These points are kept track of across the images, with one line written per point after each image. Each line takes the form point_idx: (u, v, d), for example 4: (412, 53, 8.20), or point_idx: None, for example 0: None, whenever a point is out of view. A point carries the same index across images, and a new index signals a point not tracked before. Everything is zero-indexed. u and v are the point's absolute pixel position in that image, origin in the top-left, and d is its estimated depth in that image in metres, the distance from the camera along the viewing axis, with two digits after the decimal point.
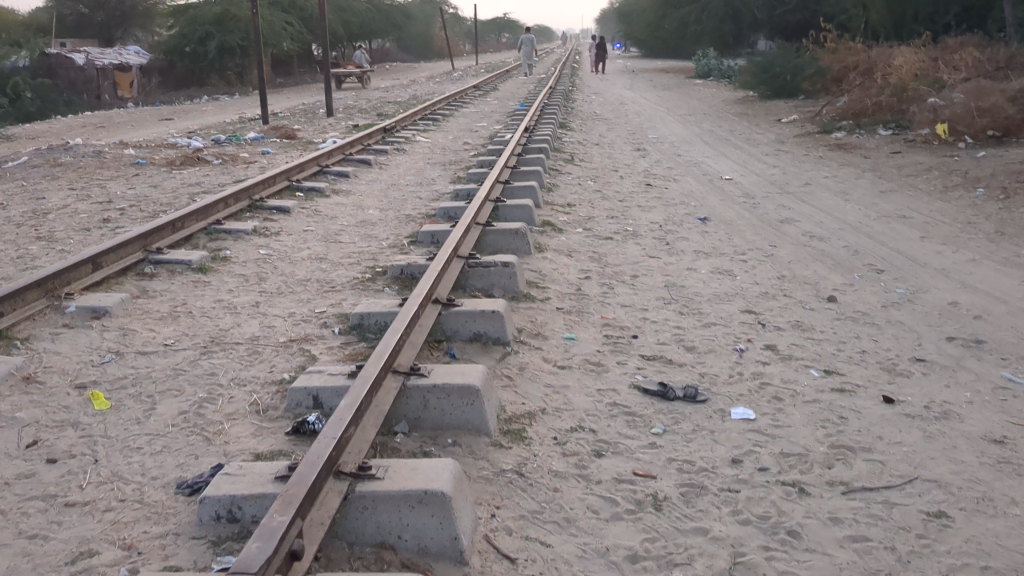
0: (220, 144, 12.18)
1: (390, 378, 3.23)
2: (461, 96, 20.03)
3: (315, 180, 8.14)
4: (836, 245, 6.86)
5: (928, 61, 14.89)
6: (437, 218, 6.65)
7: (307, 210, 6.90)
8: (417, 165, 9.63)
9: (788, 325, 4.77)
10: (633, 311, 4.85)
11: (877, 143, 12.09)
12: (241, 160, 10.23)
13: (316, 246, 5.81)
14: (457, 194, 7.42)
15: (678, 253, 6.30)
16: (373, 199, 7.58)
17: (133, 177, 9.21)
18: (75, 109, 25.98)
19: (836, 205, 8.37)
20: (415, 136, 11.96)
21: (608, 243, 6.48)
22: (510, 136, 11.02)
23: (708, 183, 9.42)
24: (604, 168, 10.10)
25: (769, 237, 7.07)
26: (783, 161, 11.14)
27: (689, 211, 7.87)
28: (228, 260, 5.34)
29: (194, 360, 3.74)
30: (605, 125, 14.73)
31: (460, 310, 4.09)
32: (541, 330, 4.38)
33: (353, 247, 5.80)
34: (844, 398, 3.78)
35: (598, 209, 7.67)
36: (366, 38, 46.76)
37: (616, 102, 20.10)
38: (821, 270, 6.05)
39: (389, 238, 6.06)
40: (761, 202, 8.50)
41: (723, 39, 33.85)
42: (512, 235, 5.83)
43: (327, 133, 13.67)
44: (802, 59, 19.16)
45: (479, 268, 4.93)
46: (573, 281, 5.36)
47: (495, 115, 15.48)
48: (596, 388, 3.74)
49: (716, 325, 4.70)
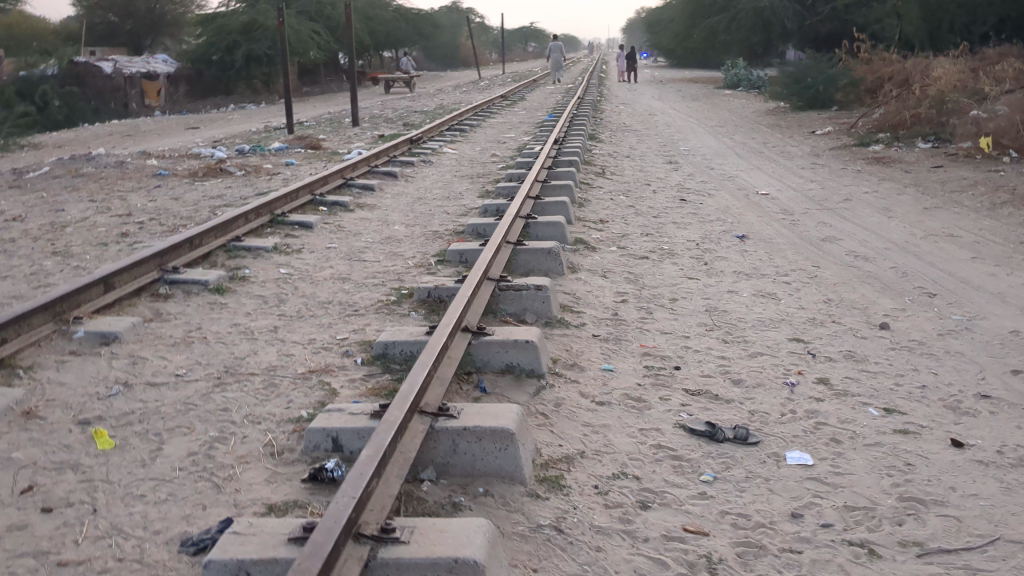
0: (244, 154, 12.00)
1: (416, 419, 2.96)
2: (488, 105, 19.81)
3: (339, 193, 7.91)
4: (883, 265, 6.54)
5: (968, 72, 14.50)
6: (465, 236, 6.39)
7: (330, 226, 6.66)
8: (444, 178, 9.38)
9: (840, 356, 4.46)
10: (674, 338, 4.56)
11: (917, 157, 11.73)
12: (264, 171, 10.03)
13: (339, 265, 5.57)
14: (485, 209, 7.17)
15: (717, 274, 6.01)
16: (398, 214, 7.34)
17: (154, 189, 9.02)
18: (102, 117, 25.98)
19: (879, 222, 8.04)
20: (441, 147, 11.72)
21: (643, 263, 6.20)
22: (539, 149, 10.76)
23: (744, 198, 9.12)
24: (636, 181, 9.82)
25: (811, 257, 6.76)
26: (820, 175, 10.82)
27: (725, 228, 7.58)
28: (246, 280, 5.10)
29: (206, 393, 3.50)
30: (636, 137, 14.44)
31: (491, 339, 3.82)
32: (577, 360, 4.11)
33: (377, 266, 5.55)
34: (909, 441, 3.47)
35: (632, 225, 7.39)
36: (392, 47, 46.74)
37: (645, 112, 19.83)
38: (869, 294, 5.74)
39: (415, 256, 5.80)
40: (800, 219, 8.18)
41: (752, 48, 33.50)
42: (545, 254, 5.56)
43: (353, 143, 13.47)
44: (835, 70, 18.80)
45: (511, 291, 4.66)
46: (609, 305, 5.08)
47: (524, 126, 15.23)
48: (638, 427, 3.46)
49: (763, 355, 4.40)
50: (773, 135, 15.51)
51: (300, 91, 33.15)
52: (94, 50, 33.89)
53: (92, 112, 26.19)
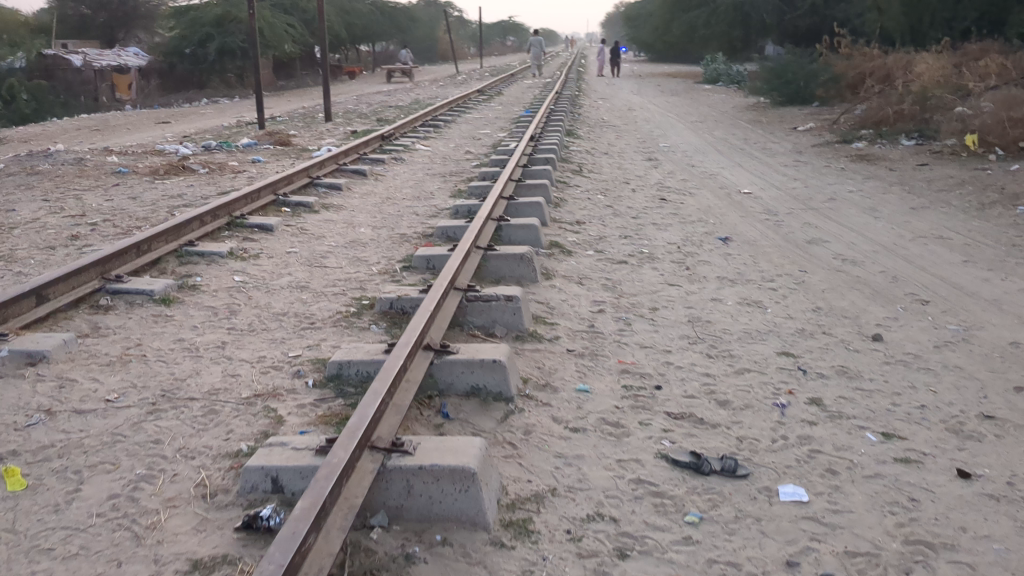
0: (210, 150, 11.59)
1: (367, 456, 2.64)
2: (465, 100, 19.48)
3: (305, 193, 7.54)
4: (872, 270, 6.26)
5: (951, 67, 14.26)
6: (434, 240, 6.07)
7: (292, 229, 6.31)
8: (416, 177, 9.03)
9: (833, 372, 4.16)
10: (655, 353, 4.25)
11: (901, 154, 11.48)
12: (229, 169, 9.65)
13: (298, 272, 5.22)
14: (456, 210, 6.84)
15: (700, 279, 5.70)
16: (366, 215, 7.00)
17: (112, 188, 8.63)
18: (72, 111, 25.50)
19: (866, 223, 7.77)
20: (414, 144, 11.36)
21: (621, 268, 5.88)
22: (515, 146, 10.44)
23: (725, 197, 8.84)
24: (614, 180, 9.51)
25: (797, 260, 6.47)
26: (803, 173, 10.54)
27: (707, 230, 7.28)
28: (196, 289, 4.75)
29: (137, 422, 3.15)
30: (615, 134, 14.12)
31: (455, 359, 3.49)
32: (549, 379, 3.79)
33: (339, 273, 5.20)
34: (913, 473, 3.17)
35: (610, 227, 7.09)
36: (369, 42, 46.27)
37: (624, 108, 19.54)
38: (859, 302, 5.45)
39: (380, 262, 5.47)
40: (785, 219, 7.90)
41: (731, 43, 33.27)
42: (517, 260, 5.24)
43: (324, 140, 13.10)
44: (816, 66, 18.57)
45: (479, 303, 4.33)
46: (585, 315, 4.76)
47: (500, 122, 14.89)
48: (616, 458, 3.14)
49: (751, 371, 4.10)
50: (753, 131, 15.24)
51: (275, 85, 32.67)
52: (64, 42, 33.25)
53: (60, 106, 25.66)
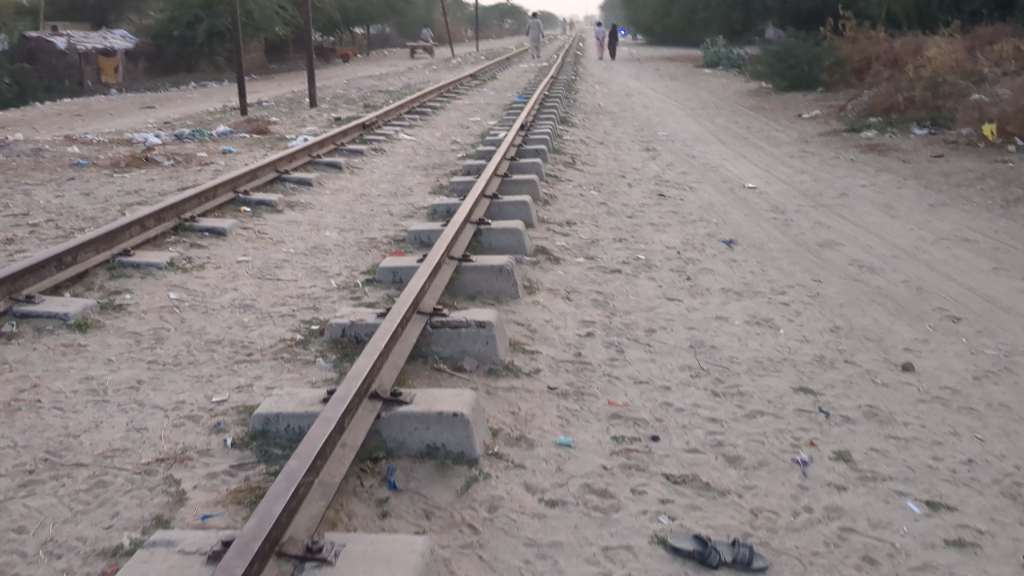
0: (181, 139, 10.93)
1: (271, 570, 2.01)
2: (457, 85, 18.80)
3: (269, 189, 6.89)
4: (892, 278, 5.64)
5: (963, 51, 13.62)
6: (406, 245, 5.44)
7: (248, 232, 5.66)
8: (395, 169, 8.38)
9: (860, 415, 3.53)
10: (651, 391, 3.62)
11: (914, 145, 10.85)
12: (196, 161, 8.98)
13: (247, 286, 4.58)
14: (434, 211, 6.20)
15: (702, 292, 5.07)
16: (334, 215, 6.36)
17: (66, 182, 7.98)
18: (55, 96, 24.81)
19: (882, 223, 7.13)
20: (398, 133, 10.69)
21: (614, 278, 5.25)
22: (503, 135, 9.79)
23: (728, 193, 8.20)
24: (609, 173, 8.86)
25: (809, 267, 5.84)
26: (810, 165, 9.91)
27: (710, 231, 6.64)
28: (122, 311, 4.11)
29: (3, 500, 2.51)
30: (612, 121, 13.46)
31: (407, 411, 2.85)
32: (524, 429, 3.15)
33: (291, 288, 4.56)
34: (971, 564, 2.54)
35: (603, 229, 6.45)
36: (364, 25, 45.51)
37: (622, 92, 18.88)
38: (882, 319, 4.82)
39: (341, 273, 4.83)
40: (794, 218, 7.27)
41: (732, 27, 32.54)
42: (494, 273, 4.59)
43: (304, 127, 12.43)
44: (821, 49, 17.87)
45: (446, 330, 3.70)
46: (571, 340, 4.12)
47: (491, 108, 14.24)
48: (602, 545, 2.51)
49: (764, 415, 3.47)
50: (756, 118, 14.59)
51: (265, 68, 31.96)
52: (51, 26, 32.53)
53: (44, 90, 25.01)
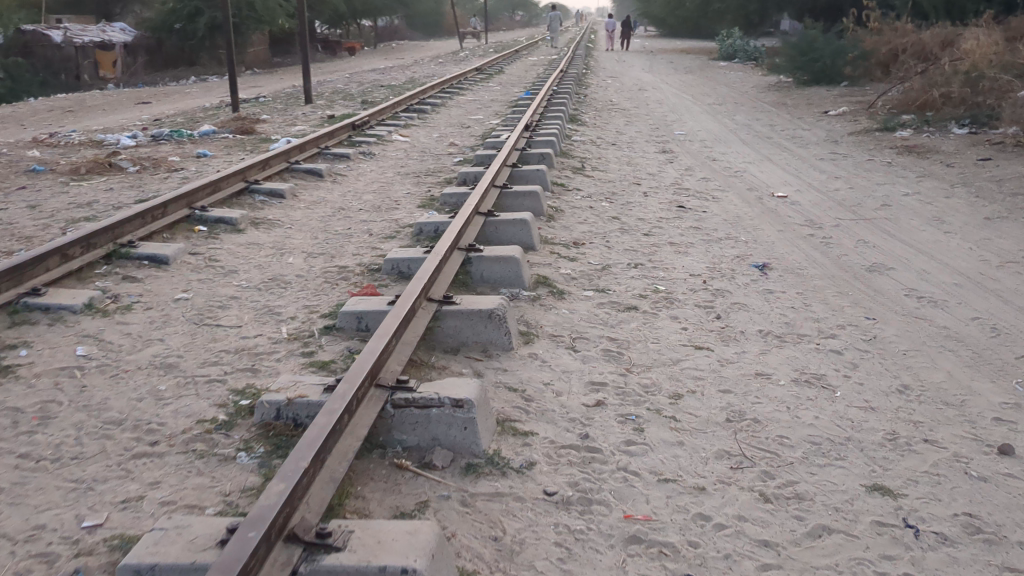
0: (157, 141, 10.10)
1: None
2: (462, 79, 17.93)
3: (235, 205, 6.03)
4: (961, 314, 4.76)
5: (1003, 41, 12.69)
6: (381, 276, 4.58)
7: (198, 260, 4.80)
8: (383, 177, 7.53)
9: (960, 532, 2.64)
10: (681, 495, 2.74)
11: (956, 147, 9.94)
12: (165, 166, 8.12)
13: (179, 336, 3.72)
14: (420, 229, 5.37)
15: (736, 337, 4.21)
16: (303, 235, 5.49)
17: (15, 192, 7.13)
18: (50, 92, 23.98)
19: (933, 241, 6.26)
20: (391, 134, 9.82)
21: (630, 318, 4.37)
22: (506, 137, 8.93)
23: (755, 204, 7.33)
24: (622, 180, 7.99)
25: (858, 300, 4.97)
26: (843, 169, 9.03)
27: (739, 252, 5.77)
28: (6, 377, 3.25)
29: None
30: (624, 118, 12.57)
31: (334, 565, 2.00)
32: (508, 571, 2.29)
33: (230, 338, 3.70)
34: None
35: (615, 251, 5.59)
36: (372, 19, 44.68)
37: (634, 87, 17.99)
38: (957, 374, 3.94)
39: (298, 315, 3.97)
40: (833, 235, 6.39)
41: (748, 18, 31.61)
42: (480, 319, 3.72)
43: (294, 126, 11.56)
44: (844, 42, 16.96)
45: (411, 411, 2.82)
46: (576, 413, 3.25)
47: (496, 105, 13.34)
48: None
49: (834, 534, 2.59)
50: (779, 115, 13.66)
51: (269, 62, 31.17)
52: (52, 18, 31.68)
53: (38, 85, 24.23)
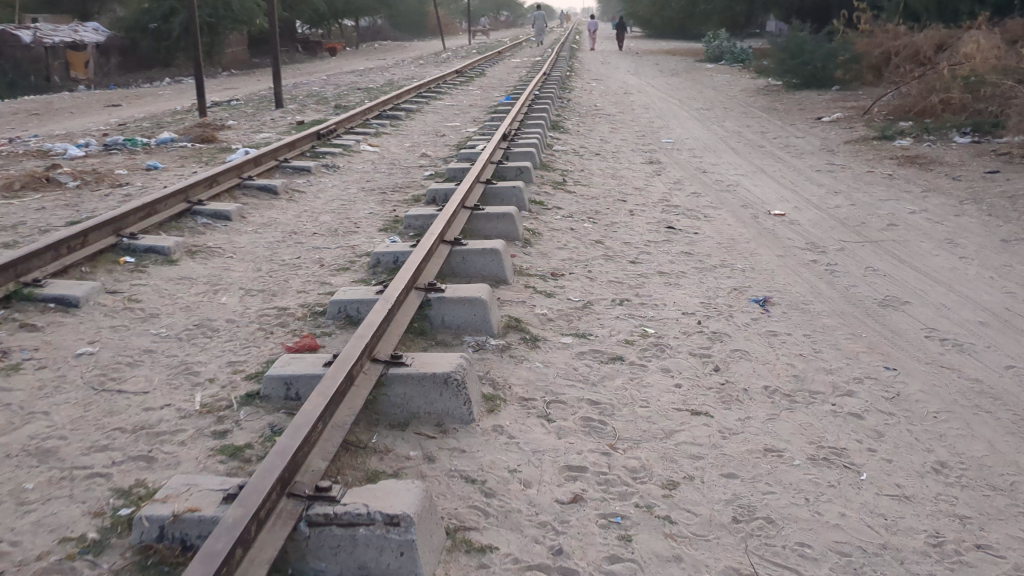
0: (109, 151, 9.40)
1: None
2: (441, 81, 17.27)
3: (171, 230, 5.37)
4: (993, 362, 4.15)
5: (1003, 43, 12.13)
6: (325, 320, 3.94)
7: (114, 302, 4.14)
8: (345, 193, 6.88)
9: None
10: None
11: (960, 157, 9.37)
12: (109, 181, 7.43)
13: (69, 408, 3.07)
14: (377, 260, 4.72)
15: (740, 398, 3.59)
16: (244, 267, 4.84)
17: None
18: (16, 92, 23.07)
19: (950, 268, 5.67)
20: (359, 144, 9.16)
21: (615, 372, 3.75)
22: (482, 147, 8.30)
23: (750, 223, 6.73)
24: (607, 195, 7.39)
25: (874, 343, 4.37)
26: (842, 182, 8.44)
27: (737, 284, 5.16)
28: None
29: None
30: (609, 125, 11.93)
31: None
32: None
33: (131, 410, 3.05)
34: None
35: (598, 283, 4.97)
36: (354, 18, 43.89)
37: (619, 91, 17.35)
38: (1000, 445, 3.34)
39: (219, 377, 3.33)
40: (838, 261, 5.79)
41: (734, 19, 31.04)
42: (435, 385, 3.08)
43: (259, 134, 10.87)
44: (835, 44, 16.40)
45: (332, 531, 2.19)
46: (547, 514, 2.62)
47: (475, 111, 12.69)
48: None
49: None
50: (769, 121, 13.09)
51: (247, 61, 30.30)
52: (25, 19, 30.75)
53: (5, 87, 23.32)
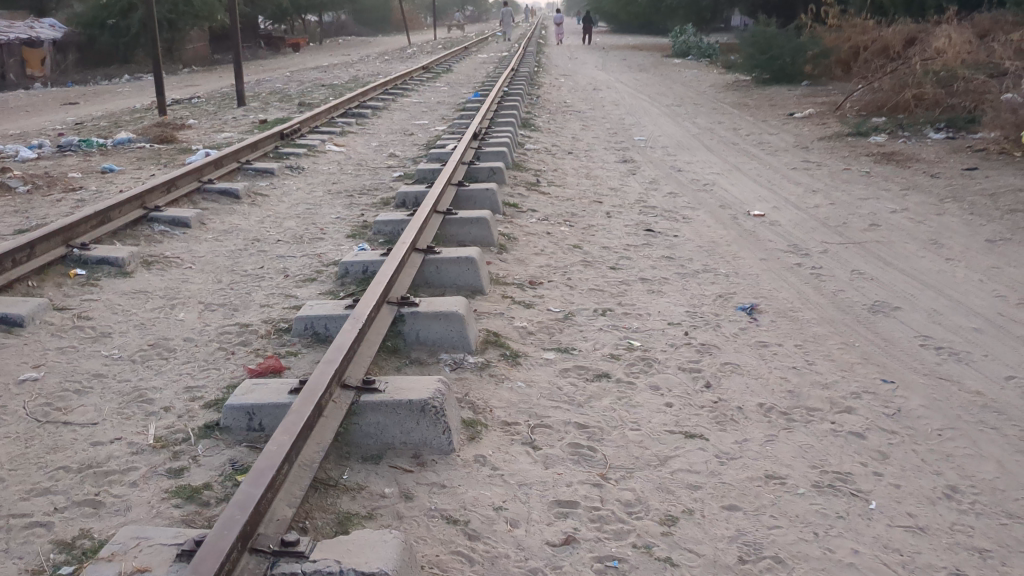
0: (63, 152, 9.02)
1: None
2: (408, 77, 16.96)
3: (126, 240, 5.07)
4: (993, 373, 3.97)
5: (973, 38, 12.05)
6: (291, 337, 3.68)
7: (62, 320, 3.85)
8: (310, 196, 6.61)
9: None
10: None
11: (936, 154, 9.24)
12: (61, 185, 7.09)
13: (8, 443, 2.79)
14: (345, 271, 4.47)
15: (736, 418, 3.38)
16: (204, 278, 4.56)
17: None
18: None
19: (938, 270, 5.51)
20: (324, 143, 8.87)
21: (602, 390, 3.53)
22: (451, 147, 8.05)
23: (730, 224, 6.54)
24: (582, 196, 7.16)
25: (868, 353, 4.18)
26: (819, 180, 8.27)
27: (721, 290, 4.96)
28: None
29: None
30: (580, 123, 11.71)
31: None
32: None
33: (78, 445, 2.78)
34: None
35: (578, 291, 4.75)
36: (317, 14, 43.31)
37: (588, 87, 17.12)
38: (1011, 465, 3.15)
39: (176, 404, 3.06)
40: (823, 264, 5.61)
41: (700, 14, 30.92)
42: (411, 414, 2.83)
43: (221, 133, 10.53)
44: (804, 39, 16.28)
45: None
46: (538, 558, 2.39)
47: (442, 109, 12.41)
48: None
49: None
50: (741, 117, 12.93)
51: (209, 58, 29.73)
52: None
53: None
